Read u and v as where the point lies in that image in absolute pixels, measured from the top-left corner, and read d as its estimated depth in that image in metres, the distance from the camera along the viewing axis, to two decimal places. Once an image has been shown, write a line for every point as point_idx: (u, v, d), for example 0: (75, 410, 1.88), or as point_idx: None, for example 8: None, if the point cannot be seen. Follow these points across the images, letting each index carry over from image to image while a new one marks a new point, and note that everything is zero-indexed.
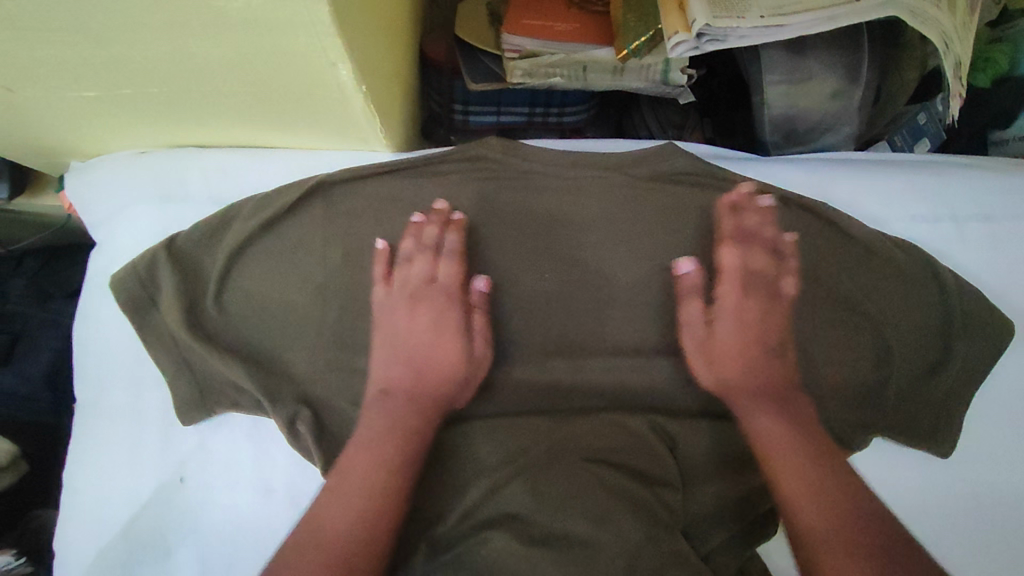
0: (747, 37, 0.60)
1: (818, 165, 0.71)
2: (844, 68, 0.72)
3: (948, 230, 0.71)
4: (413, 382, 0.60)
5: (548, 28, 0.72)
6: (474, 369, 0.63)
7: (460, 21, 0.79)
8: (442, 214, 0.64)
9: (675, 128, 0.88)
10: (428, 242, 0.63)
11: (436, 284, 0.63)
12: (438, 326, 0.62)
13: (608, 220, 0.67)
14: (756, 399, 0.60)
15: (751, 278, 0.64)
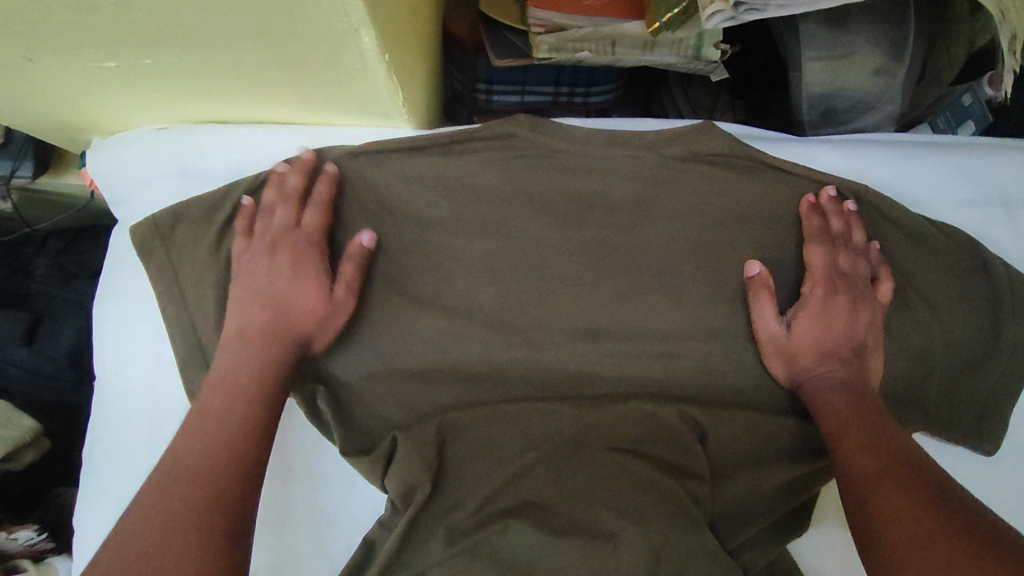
0: (787, 7, 0.56)
1: (862, 147, 0.68)
2: (888, 43, 0.68)
3: (997, 216, 0.67)
4: (266, 322, 0.58)
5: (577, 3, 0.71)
6: (332, 311, 0.59)
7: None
8: (305, 162, 0.62)
9: (705, 110, 0.87)
10: (292, 190, 0.61)
11: (299, 231, 0.61)
12: (299, 266, 0.60)
13: (637, 200, 0.65)
14: (827, 389, 0.59)
15: (848, 278, 0.62)
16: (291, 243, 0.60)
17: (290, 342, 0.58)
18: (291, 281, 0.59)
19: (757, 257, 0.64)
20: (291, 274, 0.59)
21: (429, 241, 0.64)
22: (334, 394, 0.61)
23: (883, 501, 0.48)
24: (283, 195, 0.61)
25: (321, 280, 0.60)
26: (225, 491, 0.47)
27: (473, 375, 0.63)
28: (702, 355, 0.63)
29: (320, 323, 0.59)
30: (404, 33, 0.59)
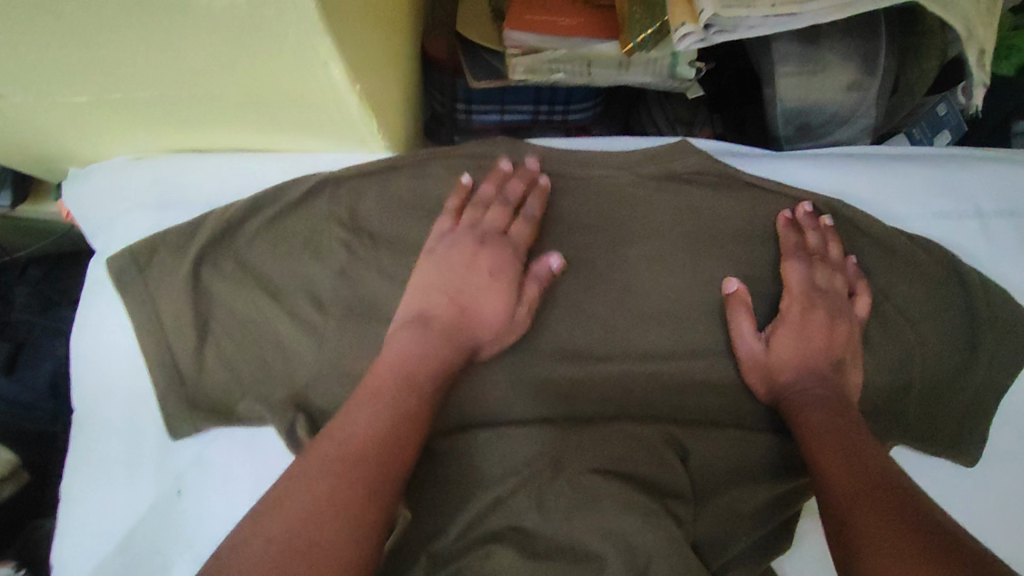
0: (758, 28, 0.56)
1: (836, 162, 0.68)
2: (861, 58, 0.68)
3: (973, 227, 0.67)
4: (452, 317, 0.59)
5: (550, 23, 0.69)
6: (508, 331, 0.61)
7: (460, 18, 0.77)
8: (528, 173, 0.65)
9: (683, 125, 0.88)
10: (511, 195, 0.64)
11: (506, 238, 0.63)
12: (498, 273, 0.61)
13: (615, 218, 0.65)
14: (804, 406, 0.59)
15: (826, 293, 0.63)
16: (501, 247, 0.62)
17: (464, 340, 0.58)
18: (482, 287, 0.60)
19: (733, 275, 0.64)
20: (480, 287, 0.60)
21: (409, 264, 0.64)
22: (314, 421, 0.61)
23: (862, 518, 0.48)
24: (500, 199, 0.63)
25: (508, 298, 0.60)
26: (357, 469, 0.46)
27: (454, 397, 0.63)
28: (683, 372, 0.63)
29: (484, 321, 0.59)
30: (379, 60, 0.59)
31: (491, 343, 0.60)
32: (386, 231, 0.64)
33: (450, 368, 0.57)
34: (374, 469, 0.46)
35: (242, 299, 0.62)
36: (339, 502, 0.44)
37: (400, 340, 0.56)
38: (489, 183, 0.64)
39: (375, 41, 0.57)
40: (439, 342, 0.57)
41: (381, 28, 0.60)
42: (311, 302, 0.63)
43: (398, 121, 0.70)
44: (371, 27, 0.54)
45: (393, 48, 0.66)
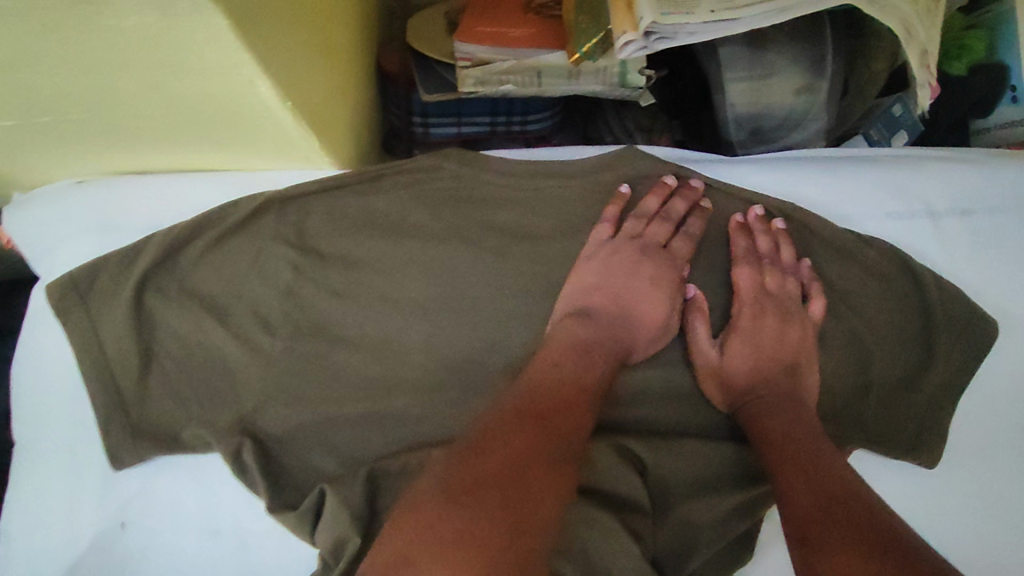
0: (698, 34, 0.56)
1: (786, 164, 0.68)
2: (808, 62, 0.68)
3: (923, 226, 0.67)
4: (608, 304, 0.60)
5: (501, 35, 0.70)
6: (666, 328, 0.61)
7: (412, 34, 0.78)
8: (693, 192, 0.65)
9: (644, 131, 0.88)
10: (675, 213, 0.63)
11: (665, 251, 0.63)
12: (657, 280, 0.61)
13: (668, 226, 0.63)
14: (765, 414, 0.58)
15: (779, 294, 0.63)
16: (659, 259, 0.62)
17: (623, 340, 0.60)
18: (642, 293, 0.61)
19: (692, 279, 0.64)
20: (647, 284, 0.61)
21: (357, 283, 0.63)
22: (262, 445, 0.60)
23: (813, 529, 0.48)
24: (663, 215, 0.63)
25: (668, 302, 0.61)
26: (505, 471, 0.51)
27: (407, 417, 0.61)
28: (641, 383, 0.63)
29: (646, 306, 0.61)
30: (323, 80, 0.58)
31: (644, 345, 0.61)
32: (335, 248, 0.63)
33: (600, 359, 0.59)
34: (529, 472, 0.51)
35: (190, 322, 0.61)
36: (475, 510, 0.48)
37: (556, 339, 0.59)
38: (677, 198, 0.64)
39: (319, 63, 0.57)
40: (571, 338, 0.59)
41: (327, 46, 0.59)
42: (258, 323, 0.62)
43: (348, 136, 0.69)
44: (311, 47, 0.53)
45: (342, 66, 0.66)
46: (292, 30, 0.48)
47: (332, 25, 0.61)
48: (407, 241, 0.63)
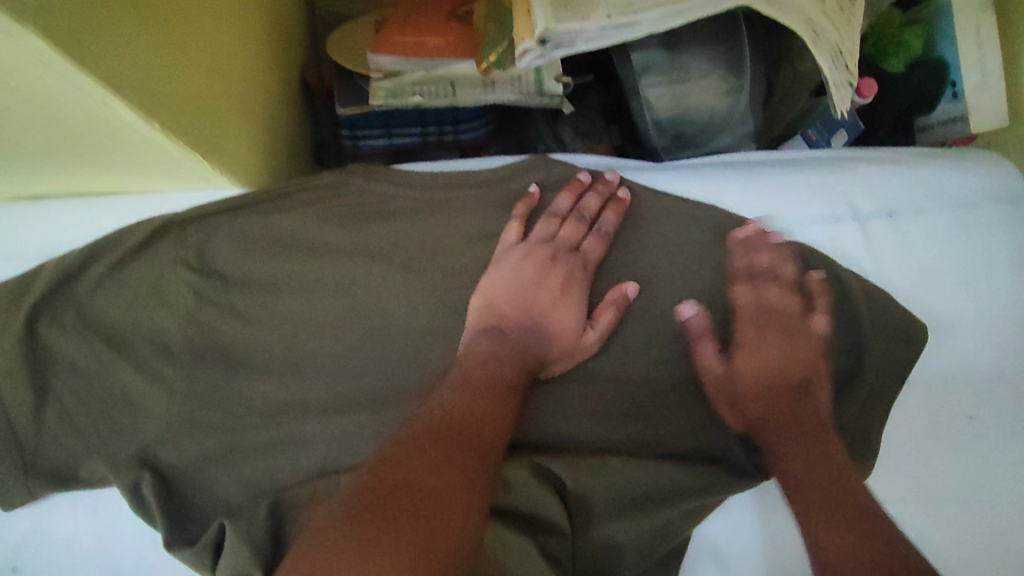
0: (596, 40, 0.54)
1: (709, 170, 0.65)
2: (726, 64, 0.66)
3: (851, 231, 0.65)
4: (514, 316, 0.59)
5: (415, 45, 0.68)
6: (576, 348, 0.59)
7: (331, 43, 0.76)
8: (608, 187, 0.62)
9: (582, 135, 0.87)
10: (589, 212, 0.61)
11: (578, 253, 0.60)
12: (567, 287, 0.59)
13: (584, 231, 0.61)
14: (786, 444, 0.59)
15: (770, 304, 0.63)
16: (570, 262, 0.60)
17: (530, 358, 0.58)
18: (551, 303, 0.59)
19: (631, 278, 0.62)
20: (556, 293, 0.59)
21: (263, 306, 0.61)
22: (162, 479, 0.57)
23: (824, 535, 0.53)
24: (576, 215, 0.61)
25: (578, 316, 0.59)
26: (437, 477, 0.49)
27: (316, 443, 0.59)
28: (560, 399, 0.60)
29: (549, 333, 0.59)
30: (216, 98, 0.56)
31: (553, 364, 0.59)
32: (242, 270, 0.61)
33: (514, 372, 0.57)
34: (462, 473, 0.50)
35: (86, 353, 0.59)
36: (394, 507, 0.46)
37: (472, 354, 0.57)
38: (591, 195, 0.62)
39: (210, 82, 0.54)
40: (488, 347, 0.57)
41: (221, 64, 0.57)
42: (158, 352, 0.59)
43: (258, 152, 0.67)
44: (193, 67, 0.51)
45: (245, 83, 0.63)
46: (161, 53, 0.45)
47: (227, 41, 0.58)
48: (314, 261, 0.61)
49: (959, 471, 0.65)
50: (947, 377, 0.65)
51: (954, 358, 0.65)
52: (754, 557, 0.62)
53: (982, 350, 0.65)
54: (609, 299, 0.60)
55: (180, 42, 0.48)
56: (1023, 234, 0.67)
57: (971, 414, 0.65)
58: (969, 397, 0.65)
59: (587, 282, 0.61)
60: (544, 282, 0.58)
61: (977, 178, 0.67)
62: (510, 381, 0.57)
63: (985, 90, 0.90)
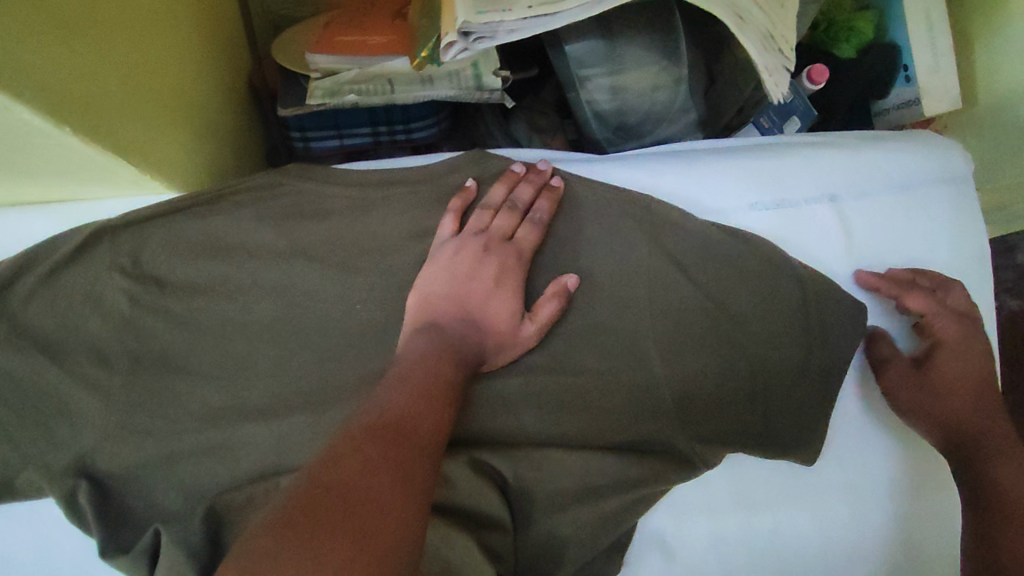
0: (518, 31, 0.54)
1: (647, 159, 0.64)
2: (660, 52, 0.66)
3: (791, 217, 0.64)
4: (453, 312, 0.58)
5: (363, 44, 0.70)
6: (513, 341, 0.59)
7: (276, 45, 0.75)
8: (541, 176, 0.62)
9: (539, 132, 0.85)
10: (522, 201, 0.61)
11: (511, 243, 0.60)
12: (502, 279, 0.59)
13: (520, 222, 0.60)
14: (1009, 444, 0.61)
15: (774, 309, 0.62)
16: (504, 254, 0.59)
17: (470, 356, 0.57)
18: (486, 296, 0.58)
19: (572, 270, 0.61)
20: (491, 286, 0.58)
21: (199, 310, 0.60)
22: (98, 486, 0.57)
23: (1018, 540, 0.56)
24: (509, 205, 0.60)
25: (514, 308, 0.58)
26: (381, 469, 0.45)
27: (252, 447, 0.58)
28: (501, 393, 0.60)
29: (490, 329, 0.58)
30: (139, 98, 0.55)
31: (493, 359, 0.59)
32: (177, 274, 0.61)
33: (454, 370, 0.55)
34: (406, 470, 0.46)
35: (19, 362, 0.58)
36: (331, 502, 0.42)
37: (411, 351, 0.55)
38: (524, 184, 0.61)
39: (131, 84, 0.54)
40: (429, 338, 0.56)
41: (144, 67, 0.56)
42: (93, 359, 0.59)
43: (198, 154, 0.66)
44: (109, 70, 0.50)
45: (180, 84, 0.63)
46: (67, 51, 0.44)
47: (151, 44, 0.58)
48: (250, 263, 0.61)
49: (900, 456, 0.65)
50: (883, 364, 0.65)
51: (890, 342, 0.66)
52: (699, 546, 0.62)
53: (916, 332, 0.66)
54: (550, 291, 0.59)
55: (93, 44, 0.48)
56: (959, 216, 0.67)
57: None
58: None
59: (524, 270, 0.60)
60: (478, 275, 0.58)
61: (917, 161, 0.67)
62: (452, 379, 0.55)
63: (936, 74, 0.90)
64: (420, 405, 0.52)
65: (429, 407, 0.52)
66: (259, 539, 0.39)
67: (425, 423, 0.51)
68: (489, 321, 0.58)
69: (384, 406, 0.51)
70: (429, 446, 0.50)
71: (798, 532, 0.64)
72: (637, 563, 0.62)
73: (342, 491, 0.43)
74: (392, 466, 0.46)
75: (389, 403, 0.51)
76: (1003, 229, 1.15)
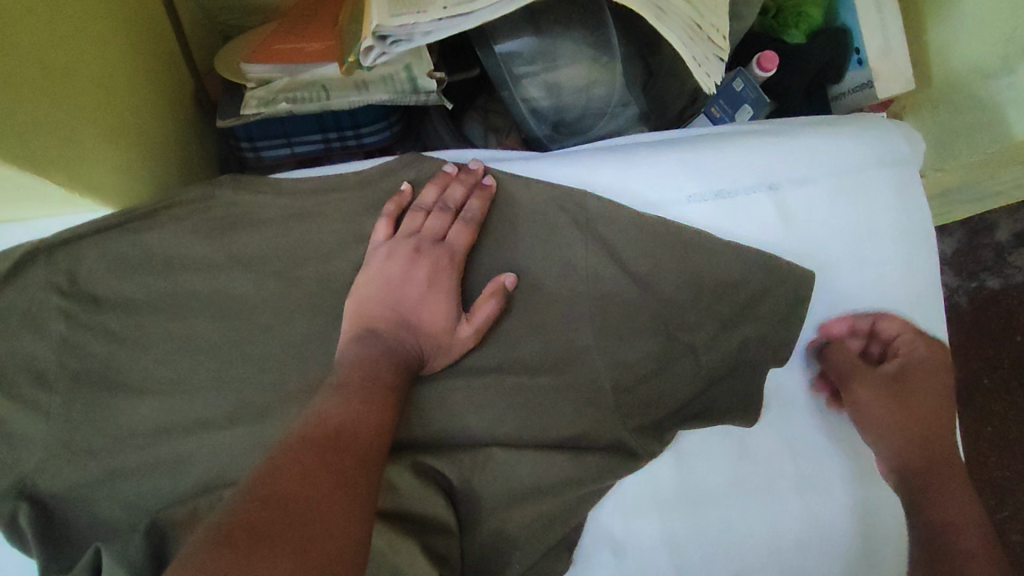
0: (434, 32, 0.55)
1: (582, 154, 0.63)
2: (592, 47, 0.67)
3: (729, 207, 0.64)
4: (390, 317, 0.57)
5: (297, 51, 0.69)
6: (451, 343, 0.58)
7: (218, 59, 0.74)
8: (473, 175, 0.62)
9: (495, 132, 0.82)
10: (453, 201, 0.60)
11: (443, 244, 0.60)
12: (435, 281, 0.59)
13: (453, 223, 0.60)
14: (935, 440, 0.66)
15: (711, 301, 0.63)
16: (436, 256, 0.59)
17: (409, 358, 0.56)
18: (419, 299, 0.58)
19: (510, 269, 0.61)
20: (424, 289, 0.58)
21: (137, 327, 0.60)
22: (39, 507, 0.57)
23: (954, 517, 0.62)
24: (440, 205, 0.60)
25: (449, 310, 0.58)
26: (320, 478, 0.44)
27: (194, 461, 0.59)
28: (443, 395, 0.60)
29: (426, 332, 0.58)
30: (78, 117, 0.54)
31: (432, 361, 0.59)
32: (113, 292, 0.60)
33: (393, 374, 0.54)
34: (345, 479, 0.45)
35: None
36: (266, 515, 0.40)
37: (348, 357, 0.55)
38: (456, 184, 0.61)
39: (68, 101, 0.53)
40: (366, 343, 0.55)
41: (81, 84, 0.55)
42: (32, 379, 0.59)
43: (147, 167, 0.65)
44: (40, 88, 0.49)
45: (122, 95, 0.61)
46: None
47: (89, 59, 0.57)
48: (185, 277, 0.60)
49: (845, 447, 0.67)
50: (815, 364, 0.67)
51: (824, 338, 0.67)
52: (646, 539, 0.64)
53: (857, 321, 0.66)
54: (488, 291, 0.59)
55: (20, 63, 0.47)
56: (902, 198, 0.67)
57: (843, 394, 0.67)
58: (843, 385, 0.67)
59: (457, 272, 0.60)
60: (411, 278, 0.58)
61: (862, 143, 0.66)
62: (390, 382, 0.54)
63: (888, 55, 0.88)
64: (360, 411, 0.50)
65: (370, 411, 0.51)
66: (189, 560, 0.37)
67: (364, 427, 0.50)
68: (426, 324, 0.58)
69: (325, 413, 0.49)
70: (368, 453, 0.48)
71: (743, 515, 0.65)
72: (587, 559, 0.64)
73: (284, 503, 0.41)
74: (328, 475, 0.44)
75: (326, 410, 0.50)
76: (972, 207, 1.14)
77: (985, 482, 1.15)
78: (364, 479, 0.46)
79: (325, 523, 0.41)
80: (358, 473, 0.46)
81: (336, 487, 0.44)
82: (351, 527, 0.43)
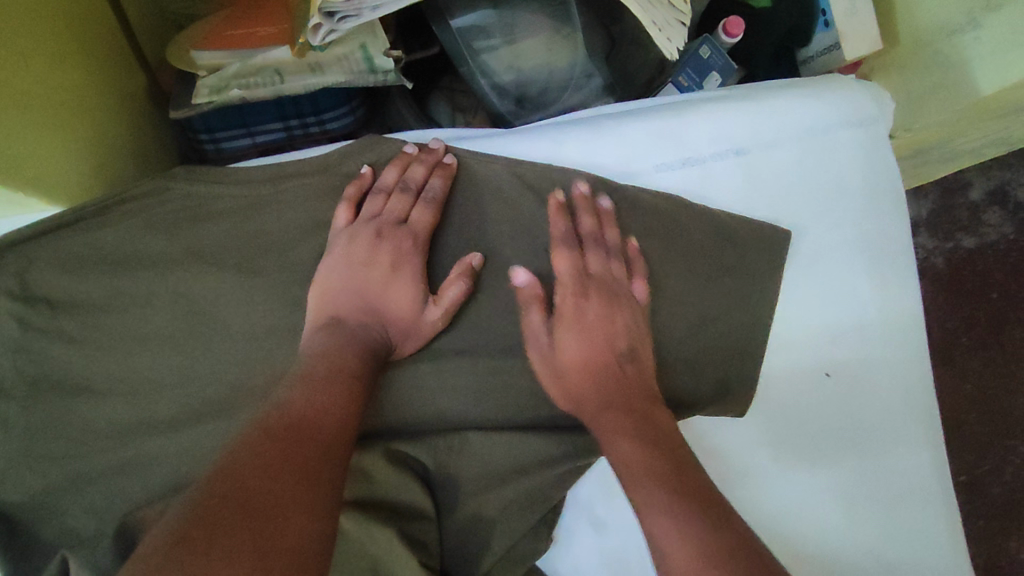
0: (382, 5, 0.54)
1: (550, 127, 0.62)
2: (552, 19, 0.67)
3: (697, 175, 0.63)
4: (356, 305, 0.56)
5: (249, 36, 0.68)
6: (419, 325, 0.57)
7: (167, 46, 0.71)
8: (434, 155, 0.60)
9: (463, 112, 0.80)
10: (414, 182, 0.59)
11: (405, 226, 0.58)
12: (398, 264, 0.57)
13: (416, 205, 0.59)
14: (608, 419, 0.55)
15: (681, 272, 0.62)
16: (399, 240, 0.58)
17: (378, 342, 0.55)
18: (384, 284, 0.57)
19: (478, 250, 0.59)
20: (387, 274, 0.57)
21: (95, 329, 0.58)
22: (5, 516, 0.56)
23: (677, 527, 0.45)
24: (401, 186, 0.59)
25: (416, 293, 0.57)
26: (283, 469, 0.43)
27: (162, 462, 0.58)
28: (416, 379, 0.59)
29: (393, 315, 0.57)
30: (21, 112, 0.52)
31: (402, 345, 0.57)
32: (67, 294, 0.58)
33: (360, 357, 0.53)
34: (310, 471, 0.44)
35: None
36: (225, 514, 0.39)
37: (313, 347, 0.53)
38: (416, 164, 0.60)
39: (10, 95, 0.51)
40: (331, 329, 0.54)
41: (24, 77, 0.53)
42: None
43: (100, 163, 0.63)
44: None
45: (70, 91, 0.59)
46: None
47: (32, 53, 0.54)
48: (142, 275, 0.59)
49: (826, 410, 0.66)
50: (794, 334, 0.66)
51: (799, 304, 0.66)
52: (626, 516, 0.65)
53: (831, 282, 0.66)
54: (454, 274, 0.58)
55: None
56: (871, 157, 0.66)
57: (821, 359, 0.66)
58: (831, 355, 0.66)
59: (421, 256, 0.58)
60: (374, 263, 0.57)
61: (829, 102, 0.64)
62: (355, 369, 0.52)
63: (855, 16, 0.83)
64: (324, 399, 0.49)
65: (334, 397, 0.49)
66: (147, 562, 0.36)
67: (330, 416, 0.48)
68: (393, 309, 0.57)
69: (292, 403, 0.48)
70: (334, 443, 0.47)
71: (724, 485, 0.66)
72: (567, 535, 0.64)
73: (242, 499, 0.40)
74: (292, 468, 0.43)
75: (289, 400, 0.48)
76: (946, 166, 1.14)
77: (966, 439, 1.17)
78: (329, 469, 0.45)
79: (290, 517, 0.40)
80: (324, 464, 0.45)
81: (300, 481, 0.43)
82: (315, 518, 0.41)
